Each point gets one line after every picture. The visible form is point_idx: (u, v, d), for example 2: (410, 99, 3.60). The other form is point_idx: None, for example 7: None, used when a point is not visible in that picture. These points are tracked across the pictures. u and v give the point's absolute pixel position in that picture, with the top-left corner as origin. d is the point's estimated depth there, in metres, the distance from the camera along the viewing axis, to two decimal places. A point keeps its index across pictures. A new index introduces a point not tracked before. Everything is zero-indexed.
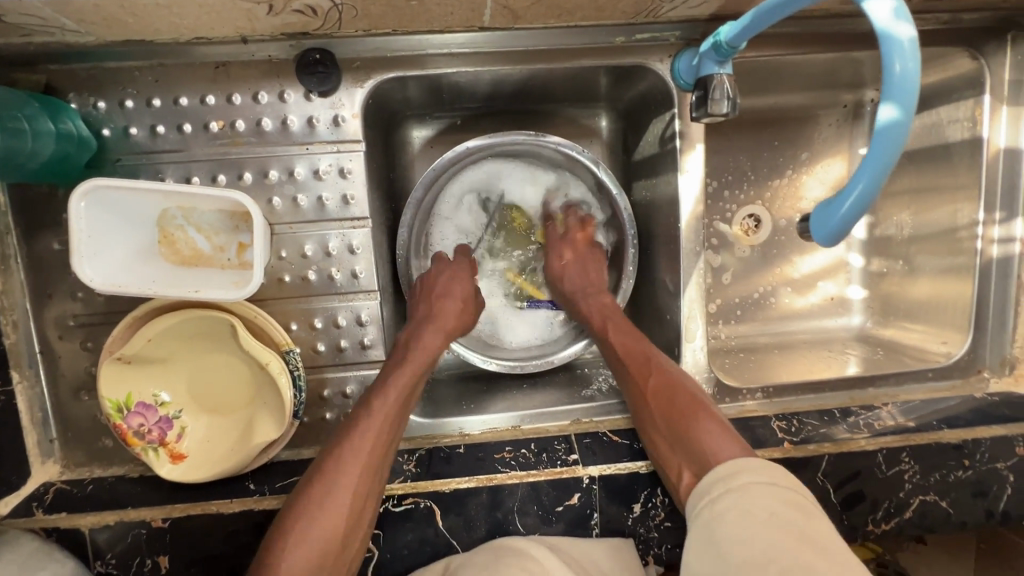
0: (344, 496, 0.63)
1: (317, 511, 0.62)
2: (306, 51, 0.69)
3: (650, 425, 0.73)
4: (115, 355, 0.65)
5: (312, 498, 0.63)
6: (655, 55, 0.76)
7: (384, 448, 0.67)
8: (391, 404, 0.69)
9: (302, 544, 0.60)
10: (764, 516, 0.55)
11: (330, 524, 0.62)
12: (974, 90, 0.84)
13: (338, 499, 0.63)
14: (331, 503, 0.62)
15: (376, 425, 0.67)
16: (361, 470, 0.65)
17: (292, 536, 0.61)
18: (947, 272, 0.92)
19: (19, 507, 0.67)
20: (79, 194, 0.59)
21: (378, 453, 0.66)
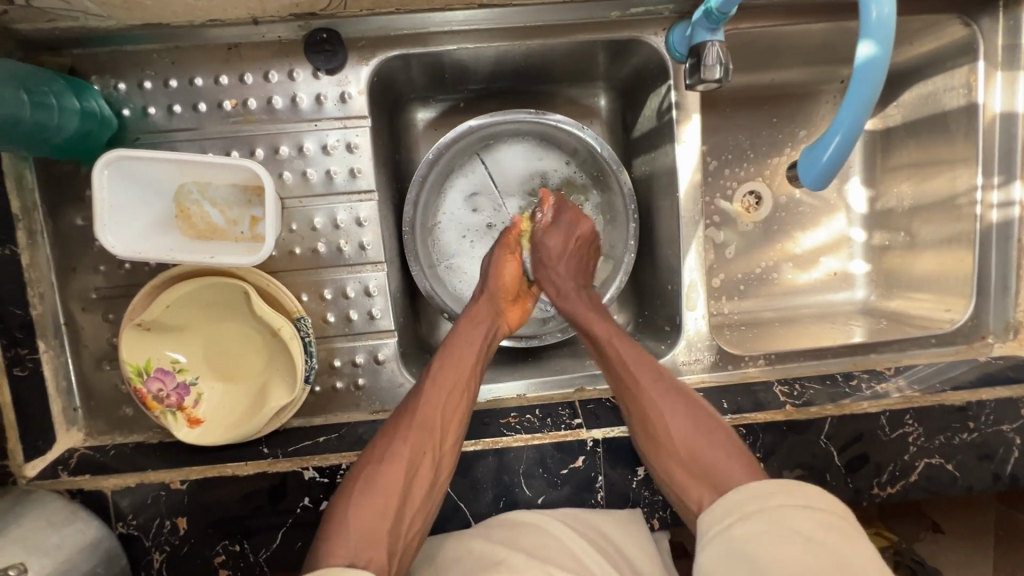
0: (402, 460, 0.66)
1: (377, 474, 0.65)
2: (314, 31, 0.72)
3: (648, 443, 0.71)
4: (135, 321, 0.68)
5: (374, 463, 0.66)
6: (650, 28, 0.78)
7: (444, 416, 0.70)
8: (449, 373, 0.73)
9: (361, 507, 0.63)
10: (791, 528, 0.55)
11: (387, 487, 0.64)
12: (967, 57, 0.85)
13: (395, 463, 0.66)
14: (388, 467, 0.65)
15: (434, 393, 0.71)
16: (417, 437, 0.68)
17: (354, 499, 0.63)
18: (948, 240, 0.92)
19: (46, 470, 0.70)
20: (103, 162, 0.62)
21: (437, 420, 0.69)
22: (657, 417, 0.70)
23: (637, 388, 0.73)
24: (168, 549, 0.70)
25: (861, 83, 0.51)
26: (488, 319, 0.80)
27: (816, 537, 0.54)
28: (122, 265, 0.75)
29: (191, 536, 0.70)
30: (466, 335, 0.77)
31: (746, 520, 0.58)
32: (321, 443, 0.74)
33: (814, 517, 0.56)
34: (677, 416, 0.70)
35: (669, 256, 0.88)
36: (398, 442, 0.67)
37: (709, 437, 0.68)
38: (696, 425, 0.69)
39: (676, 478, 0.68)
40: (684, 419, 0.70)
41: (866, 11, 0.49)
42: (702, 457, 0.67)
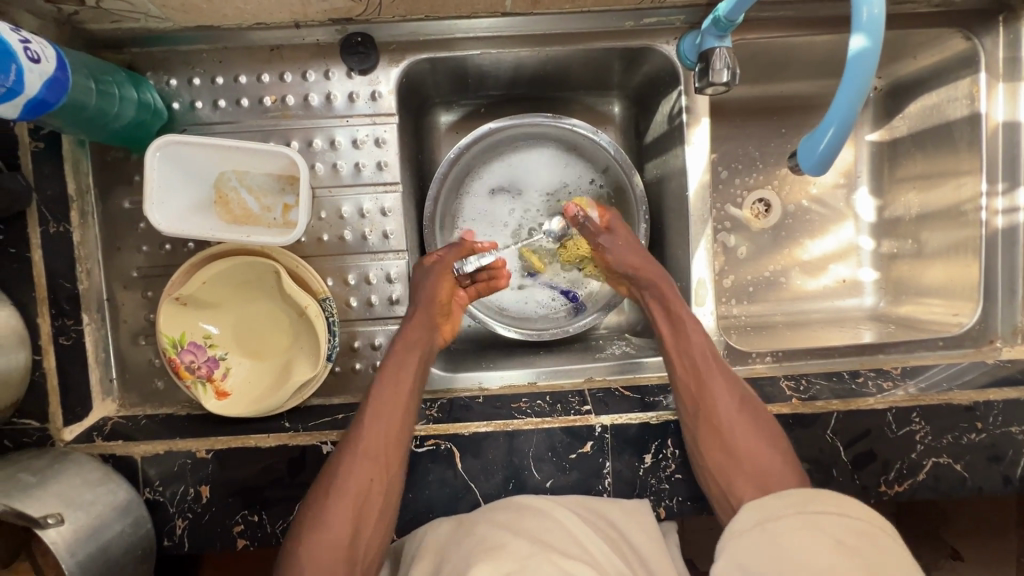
0: (348, 496, 0.68)
1: (324, 514, 0.67)
2: (349, 35, 0.79)
3: (705, 440, 0.73)
4: (174, 296, 0.72)
5: (320, 500, 0.68)
6: (662, 38, 0.83)
7: (386, 445, 0.71)
8: (387, 400, 0.73)
9: (314, 548, 0.65)
10: (832, 539, 0.55)
11: (336, 526, 0.66)
12: (970, 69, 0.88)
13: (342, 500, 0.67)
14: (335, 506, 0.67)
15: (372, 424, 0.71)
16: (359, 471, 0.69)
17: (305, 541, 0.66)
18: (955, 247, 0.94)
19: (81, 435, 0.74)
20: (156, 146, 0.69)
21: (376, 451, 0.70)
22: (721, 416, 0.74)
23: (700, 382, 0.77)
24: (190, 517, 0.73)
25: (852, 77, 0.55)
26: (422, 337, 0.79)
27: (848, 542, 0.55)
28: (162, 247, 0.81)
29: (212, 504, 0.73)
30: (399, 358, 0.77)
31: (781, 520, 0.60)
32: (339, 420, 0.78)
33: (849, 525, 0.57)
34: (735, 414, 0.74)
35: (679, 254, 0.91)
36: (342, 478, 0.69)
37: (767, 442, 0.72)
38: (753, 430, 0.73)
39: (725, 476, 0.72)
40: (744, 416, 0.74)
41: (857, 12, 0.53)
42: (754, 457, 0.71)
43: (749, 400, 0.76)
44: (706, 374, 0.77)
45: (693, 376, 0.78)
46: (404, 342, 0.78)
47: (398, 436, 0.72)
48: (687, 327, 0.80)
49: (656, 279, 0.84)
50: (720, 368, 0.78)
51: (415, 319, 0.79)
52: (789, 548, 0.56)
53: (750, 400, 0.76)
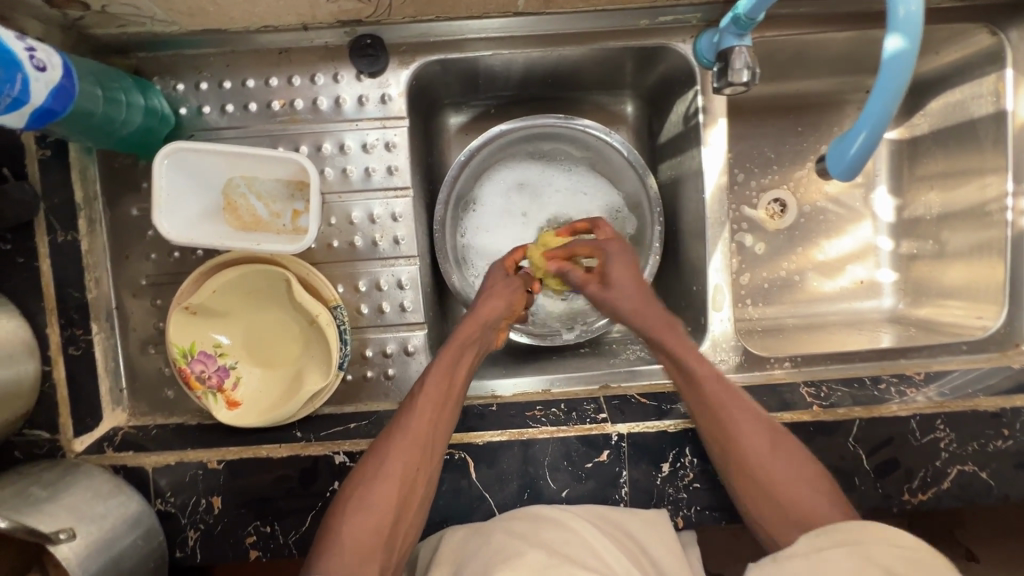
0: (392, 481, 0.67)
1: (366, 495, 0.66)
2: (359, 37, 0.77)
3: (747, 491, 0.70)
4: (183, 305, 0.71)
5: (363, 484, 0.67)
6: (678, 36, 0.81)
7: (432, 435, 0.70)
8: (437, 387, 0.72)
9: (353, 528, 0.64)
10: (879, 572, 0.51)
11: (377, 509, 0.65)
12: (995, 65, 0.86)
13: (387, 483, 0.66)
14: (379, 488, 0.66)
15: (423, 406, 0.71)
16: (405, 457, 0.68)
17: (344, 521, 0.65)
18: (979, 248, 0.92)
19: (92, 446, 0.74)
20: (164, 153, 0.67)
21: (425, 438, 0.69)
22: (756, 471, 0.69)
23: (721, 414, 0.72)
24: (202, 528, 0.72)
25: (888, 75, 0.53)
26: (479, 335, 0.79)
27: (899, 570, 0.51)
28: (171, 254, 0.80)
29: (224, 515, 0.72)
30: (457, 351, 0.76)
31: (824, 552, 0.56)
32: (352, 429, 0.76)
33: (896, 553, 0.53)
34: (763, 449, 0.70)
35: (695, 258, 0.89)
36: (387, 461, 0.68)
37: (790, 463, 0.69)
38: (780, 455, 0.70)
39: (769, 523, 0.68)
40: (771, 451, 0.70)
41: (895, 9, 0.51)
42: (799, 504, 0.67)
43: (769, 426, 0.72)
44: (726, 410, 0.72)
45: (715, 420, 0.72)
46: (458, 335, 0.78)
47: (446, 423, 0.72)
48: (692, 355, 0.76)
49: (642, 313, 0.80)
50: (726, 386, 0.74)
51: (472, 318, 0.79)
52: None
53: (776, 428, 0.72)
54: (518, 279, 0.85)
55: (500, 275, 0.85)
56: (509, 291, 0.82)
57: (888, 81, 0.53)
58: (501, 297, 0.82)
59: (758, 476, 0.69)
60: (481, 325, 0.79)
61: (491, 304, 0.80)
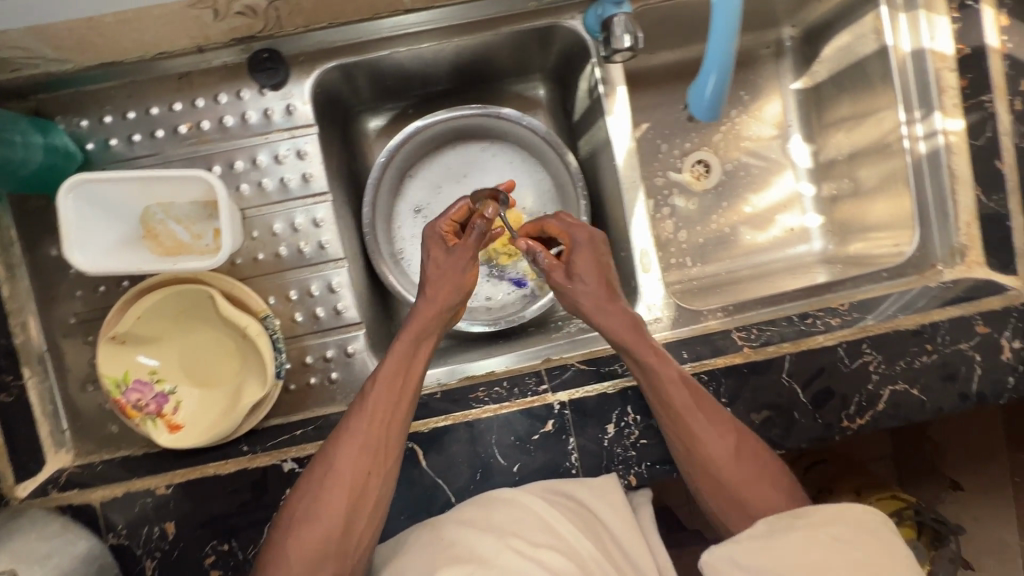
0: (343, 483, 0.68)
1: (320, 495, 0.67)
2: (256, 52, 0.78)
3: (703, 481, 0.73)
4: (110, 335, 0.71)
5: (313, 489, 0.68)
6: (566, 13, 0.84)
7: (385, 435, 0.70)
8: (391, 387, 0.72)
9: (306, 529, 0.66)
10: (827, 541, 0.59)
11: (328, 512, 0.67)
12: (871, 4, 0.89)
13: (337, 488, 0.67)
14: (329, 493, 0.67)
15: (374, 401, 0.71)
16: (356, 458, 0.68)
17: (294, 526, 0.67)
18: (886, 180, 0.95)
19: (36, 490, 0.73)
20: (66, 189, 0.66)
21: (377, 438, 0.70)
22: (716, 461, 0.72)
23: (687, 421, 0.72)
24: (159, 556, 0.72)
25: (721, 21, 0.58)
26: (432, 327, 0.78)
27: (842, 538, 0.59)
28: (96, 288, 0.80)
29: (180, 540, 0.72)
30: (411, 346, 0.76)
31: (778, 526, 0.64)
32: (298, 436, 0.76)
33: (844, 520, 0.61)
34: (711, 433, 0.72)
35: (620, 225, 0.91)
36: (338, 464, 0.69)
37: (735, 440, 0.72)
38: (720, 430, 0.72)
39: (721, 508, 0.73)
40: (718, 432, 0.72)
41: None
42: (756, 498, 0.70)
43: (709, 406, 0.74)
44: (694, 416, 0.72)
45: (671, 416, 0.73)
46: (412, 330, 0.77)
47: (400, 421, 0.71)
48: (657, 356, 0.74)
49: (645, 345, 0.75)
50: (687, 386, 0.74)
51: (426, 310, 0.78)
52: (783, 542, 0.61)
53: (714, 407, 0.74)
54: (464, 250, 0.79)
55: (440, 253, 0.80)
56: (458, 281, 0.79)
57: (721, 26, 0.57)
58: (450, 290, 0.79)
59: (705, 466, 0.72)
60: (433, 317, 0.78)
61: (441, 294, 0.79)
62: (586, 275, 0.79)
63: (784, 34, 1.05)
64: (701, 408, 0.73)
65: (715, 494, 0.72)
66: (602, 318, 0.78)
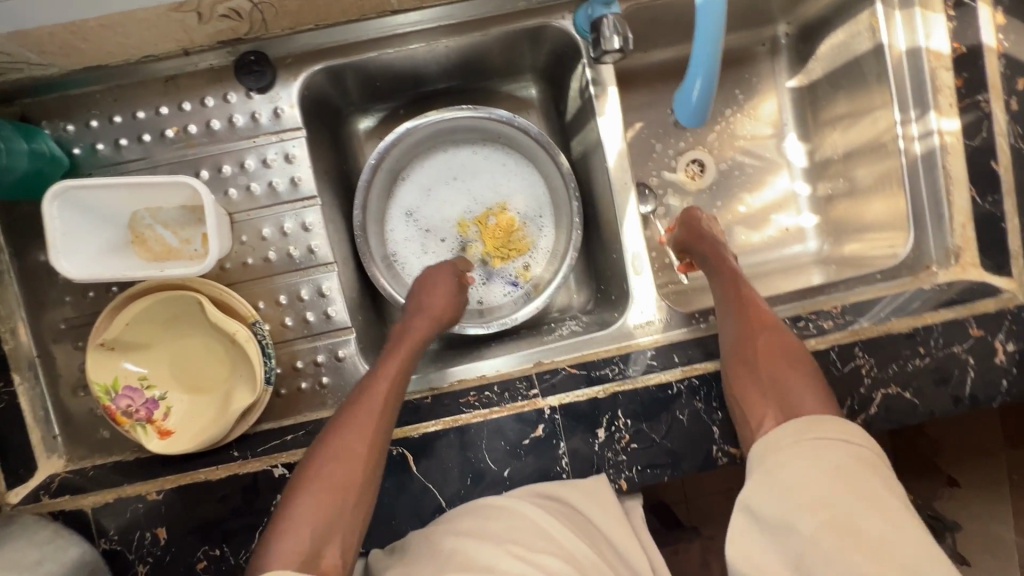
0: (353, 455, 0.67)
1: (329, 468, 0.66)
2: (243, 55, 0.78)
3: (744, 395, 0.72)
4: (98, 343, 0.71)
5: (321, 464, 0.66)
6: (557, 13, 0.83)
7: (391, 412, 0.71)
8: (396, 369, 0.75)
9: (306, 510, 0.63)
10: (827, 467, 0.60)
11: (337, 485, 0.65)
12: (866, 2, 0.88)
13: (346, 460, 0.66)
14: (338, 465, 0.66)
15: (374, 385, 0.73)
16: (367, 431, 0.68)
17: (302, 500, 0.64)
18: (881, 180, 0.94)
19: (28, 496, 0.74)
20: (51, 197, 0.65)
21: (386, 413, 0.71)
22: (762, 370, 0.72)
23: (756, 328, 0.75)
24: (151, 560, 0.72)
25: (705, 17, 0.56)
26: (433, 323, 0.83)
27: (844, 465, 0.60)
28: (86, 294, 0.79)
29: (172, 545, 0.72)
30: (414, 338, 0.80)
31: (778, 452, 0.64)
32: (288, 441, 0.76)
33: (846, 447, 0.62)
34: (771, 346, 0.74)
35: (612, 227, 0.90)
36: (347, 437, 0.68)
37: (787, 361, 0.73)
38: (779, 349, 0.74)
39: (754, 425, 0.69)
40: (776, 349, 0.74)
41: None
42: (792, 399, 0.69)
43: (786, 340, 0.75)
44: (757, 328, 0.75)
45: (742, 322, 0.76)
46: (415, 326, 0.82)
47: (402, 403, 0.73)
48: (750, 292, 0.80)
49: (727, 272, 0.84)
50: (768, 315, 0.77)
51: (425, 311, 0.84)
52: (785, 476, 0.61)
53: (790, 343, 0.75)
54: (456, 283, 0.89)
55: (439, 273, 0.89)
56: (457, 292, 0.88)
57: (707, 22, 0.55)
58: (451, 297, 0.87)
59: (749, 372, 0.72)
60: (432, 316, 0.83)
61: (442, 299, 0.85)
62: (707, 236, 0.89)
63: (779, 31, 1.04)
64: (775, 341, 0.75)
65: (754, 408, 0.70)
66: (724, 267, 0.85)
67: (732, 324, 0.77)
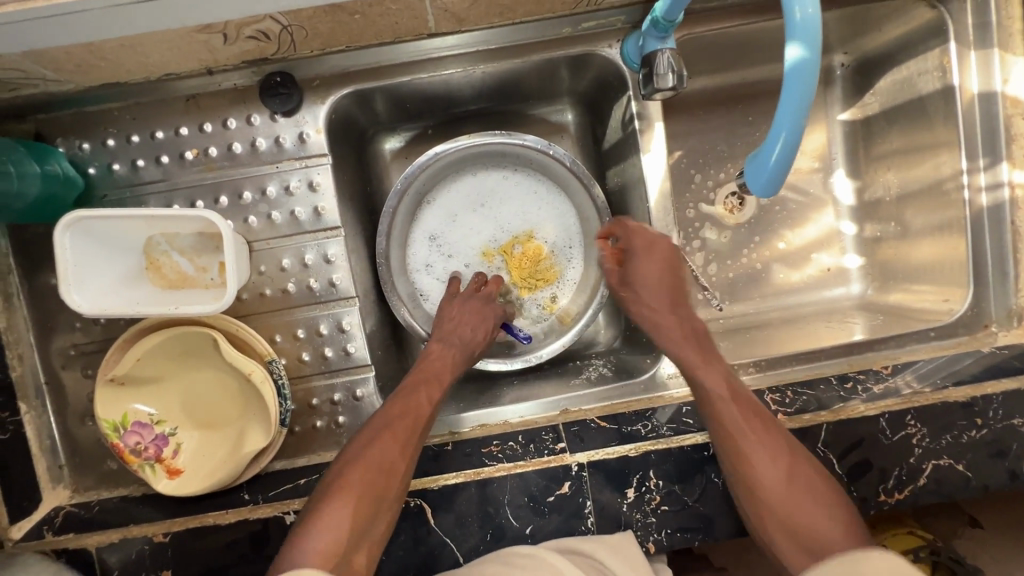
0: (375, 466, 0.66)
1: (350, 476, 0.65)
2: (268, 75, 0.73)
3: (758, 519, 0.66)
4: (108, 377, 0.68)
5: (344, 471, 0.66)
6: (603, 41, 0.78)
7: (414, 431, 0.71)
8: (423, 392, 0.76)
9: (333, 514, 0.62)
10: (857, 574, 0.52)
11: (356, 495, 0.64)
12: (937, 39, 0.82)
13: (367, 467, 0.66)
14: (360, 474, 0.65)
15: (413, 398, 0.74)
16: (388, 446, 0.68)
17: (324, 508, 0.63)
18: (939, 228, 0.88)
19: (31, 531, 0.71)
20: (63, 226, 0.62)
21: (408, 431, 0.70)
22: (770, 497, 0.65)
23: (742, 437, 0.68)
24: None
25: (793, 87, 0.47)
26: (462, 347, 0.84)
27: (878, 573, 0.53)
28: (97, 320, 0.76)
29: None
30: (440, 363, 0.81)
31: (806, 560, 0.56)
32: (302, 486, 0.73)
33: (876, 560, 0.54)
34: (764, 459, 0.67)
35: None
36: (372, 447, 0.68)
37: (786, 468, 0.66)
38: (774, 451, 0.67)
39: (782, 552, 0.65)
40: (771, 462, 0.66)
41: (789, 14, 0.45)
42: (809, 528, 0.63)
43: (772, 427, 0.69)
44: (747, 434, 0.68)
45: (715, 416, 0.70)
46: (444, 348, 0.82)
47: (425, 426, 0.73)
48: (715, 368, 0.74)
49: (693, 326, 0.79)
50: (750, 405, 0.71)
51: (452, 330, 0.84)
52: None
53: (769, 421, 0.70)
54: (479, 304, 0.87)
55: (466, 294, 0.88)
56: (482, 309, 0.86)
57: (795, 98, 0.46)
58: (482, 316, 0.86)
59: (762, 495, 0.66)
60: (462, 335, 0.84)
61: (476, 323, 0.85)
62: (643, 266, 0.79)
63: (835, 61, 0.98)
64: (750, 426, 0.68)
65: (768, 529, 0.65)
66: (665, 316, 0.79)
67: (718, 432, 0.70)
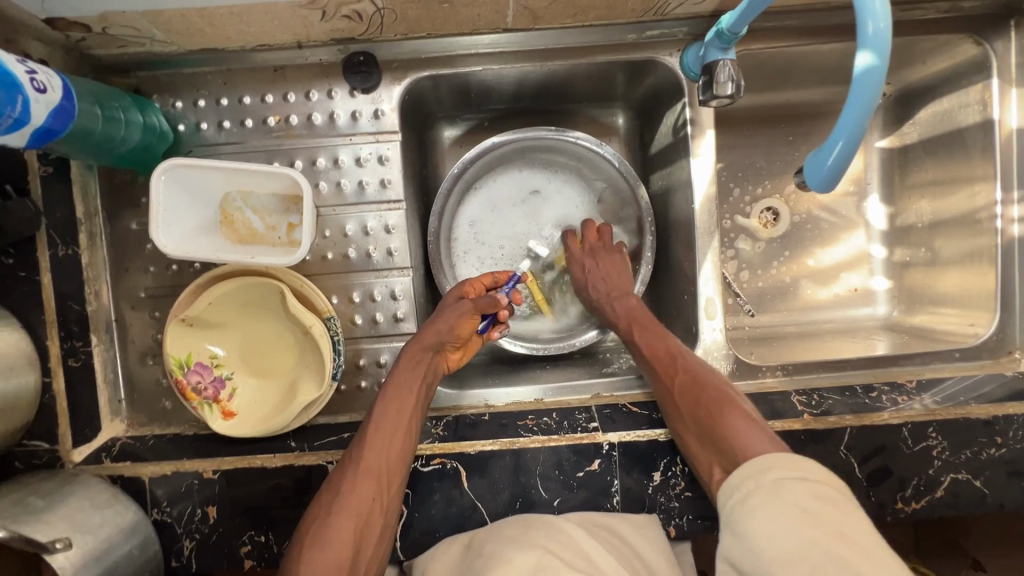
0: (350, 507, 0.66)
1: (328, 520, 0.65)
2: (352, 54, 0.79)
3: (695, 448, 0.70)
4: (180, 317, 0.73)
5: (322, 515, 0.66)
6: (664, 50, 0.83)
7: (389, 459, 0.69)
8: (393, 414, 0.72)
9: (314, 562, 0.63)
10: (795, 510, 0.54)
11: (337, 540, 0.64)
12: (981, 75, 0.87)
13: (344, 510, 0.66)
14: (337, 520, 0.65)
15: (369, 448, 0.70)
16: (363, 484, 0.67)
17: (304, 558, 0.63)
18: (970, 256, 0.91)
19: (91, 456, 0.75)
20: (161, 169, 0.68)
21: (381, 462, 0.69)
22: (694, 426, 0.71)
23: (664, 380, 0.76)
24: (198, 537, 0.72)
25: (858, 92, 0.53)
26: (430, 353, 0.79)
27: (812, 507, 0.54)
28: (169, 267, 0.82)
29: (219, 525, 0.73)
30: (410, 370, 0.76)
31: (748, 500, 0.58)
32: (345, 439, 0.77)
33: (809, 488, 0.56)
34: (687, 391, 0.73)
35: (686, 267, 0.89)
36: (348, 488, 0.67)
37: (710, 391, 0.72)
38: (697, 385, 0.73)
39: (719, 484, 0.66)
40: (688, 388, 0.73)
41: (863, 26, 0.51)
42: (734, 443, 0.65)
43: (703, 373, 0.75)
44: (675, 373, 0.76)
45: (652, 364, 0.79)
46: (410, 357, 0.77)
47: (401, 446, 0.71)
48: (654, 333, 0.82)
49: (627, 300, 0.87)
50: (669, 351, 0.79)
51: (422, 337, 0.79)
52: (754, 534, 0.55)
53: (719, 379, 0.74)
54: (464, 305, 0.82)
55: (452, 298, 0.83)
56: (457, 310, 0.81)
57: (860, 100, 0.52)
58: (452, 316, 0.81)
59: (694, 426, 0.71)
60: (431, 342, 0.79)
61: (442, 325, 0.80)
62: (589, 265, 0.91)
63: None
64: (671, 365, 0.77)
65: (704, 459, 0.69)
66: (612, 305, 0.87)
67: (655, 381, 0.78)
